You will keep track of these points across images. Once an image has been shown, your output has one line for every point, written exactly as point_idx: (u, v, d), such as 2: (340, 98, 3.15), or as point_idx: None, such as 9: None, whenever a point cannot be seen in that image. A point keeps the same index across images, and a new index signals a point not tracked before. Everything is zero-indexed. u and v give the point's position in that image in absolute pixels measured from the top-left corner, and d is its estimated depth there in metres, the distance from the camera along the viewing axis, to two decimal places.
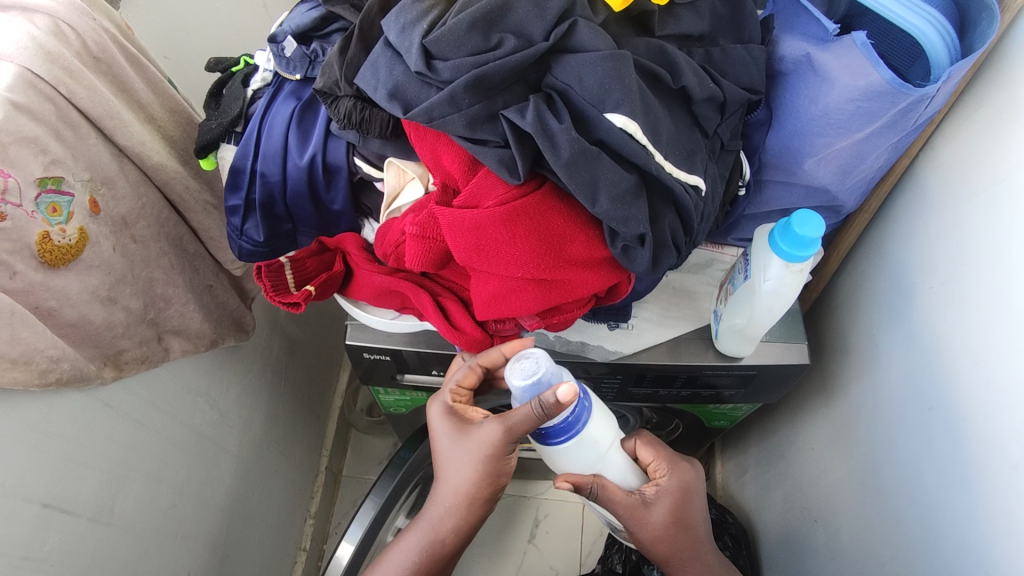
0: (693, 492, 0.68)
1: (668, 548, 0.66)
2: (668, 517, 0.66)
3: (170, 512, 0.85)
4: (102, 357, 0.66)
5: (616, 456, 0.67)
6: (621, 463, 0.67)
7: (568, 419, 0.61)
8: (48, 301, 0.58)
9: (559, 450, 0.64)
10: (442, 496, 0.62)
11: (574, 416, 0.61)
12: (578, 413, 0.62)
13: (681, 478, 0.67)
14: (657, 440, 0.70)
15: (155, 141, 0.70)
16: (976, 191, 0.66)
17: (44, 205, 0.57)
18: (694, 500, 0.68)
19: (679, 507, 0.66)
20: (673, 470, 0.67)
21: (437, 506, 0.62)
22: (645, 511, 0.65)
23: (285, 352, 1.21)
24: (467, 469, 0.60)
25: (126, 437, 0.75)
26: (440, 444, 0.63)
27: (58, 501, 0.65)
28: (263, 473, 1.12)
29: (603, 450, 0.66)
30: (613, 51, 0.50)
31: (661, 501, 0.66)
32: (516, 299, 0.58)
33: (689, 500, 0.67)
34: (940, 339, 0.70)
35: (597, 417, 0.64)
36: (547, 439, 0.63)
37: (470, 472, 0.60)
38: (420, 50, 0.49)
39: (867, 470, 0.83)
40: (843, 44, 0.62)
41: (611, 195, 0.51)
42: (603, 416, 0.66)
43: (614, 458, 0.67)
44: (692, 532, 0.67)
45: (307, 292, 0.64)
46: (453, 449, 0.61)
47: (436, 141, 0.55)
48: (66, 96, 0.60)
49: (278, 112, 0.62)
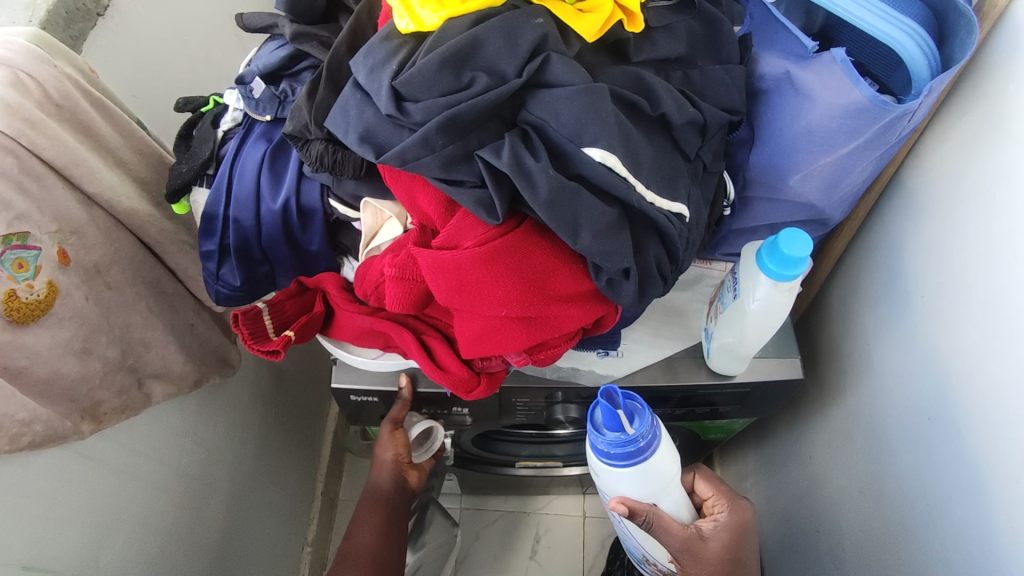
0: (748, 532, 0.72)
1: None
2: (725, 551, 0.70)
3: (159, 557, 0.83)
4: (79, 410, 0.64)
5: (673, 488, 0.70)
6: (678, 497, 0.71)
7: (639, 443, 0.64)
8: (18, 360, 0.56)
9: (624, 473, 0.66)
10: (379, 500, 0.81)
11: (646, 442, 0.64)
12: (649, 439, 0.64)
13: (745, 516, 0.73)
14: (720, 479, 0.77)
15: (126, 185, 0.68)
16: (963, 202, 0.65)
17: (9, 261, 0.55)
18: (747, 538, 0.72)
19: (737, 543, 0.71)
20: (735, 505, 0.73)
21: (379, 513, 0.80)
22: (706, 542, 0.69)
23: (273, 382, 1.19)
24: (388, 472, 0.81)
25: (110, 487, 0.73)
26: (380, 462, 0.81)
27: (39, 561, 0.63)
28: (256, 507, 1.10)
29: (666, 481, 0.68)
30: (589, 85, 0.49)
31: (719, 536, 0.70)
32: (501, 337, 0.56)
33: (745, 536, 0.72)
34: (933, 353, 0.69)
35: (665, 448, 0.67)
36: (612, 460, 0.65)
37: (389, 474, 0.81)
38: (390, 92, 0.48)
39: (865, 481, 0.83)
40: (822, 61, 0.61)
41: (593, 231, 0.50)
42: (673, 446, 0.69)
43: (672, 491, 0.70)
44: (744, 569, 0.70)
45: (287, 339, 0.61)
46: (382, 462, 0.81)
47: (411, 182, 0.53)
48: (28, 147, 0.58)
49: (249, 155, 0.61)
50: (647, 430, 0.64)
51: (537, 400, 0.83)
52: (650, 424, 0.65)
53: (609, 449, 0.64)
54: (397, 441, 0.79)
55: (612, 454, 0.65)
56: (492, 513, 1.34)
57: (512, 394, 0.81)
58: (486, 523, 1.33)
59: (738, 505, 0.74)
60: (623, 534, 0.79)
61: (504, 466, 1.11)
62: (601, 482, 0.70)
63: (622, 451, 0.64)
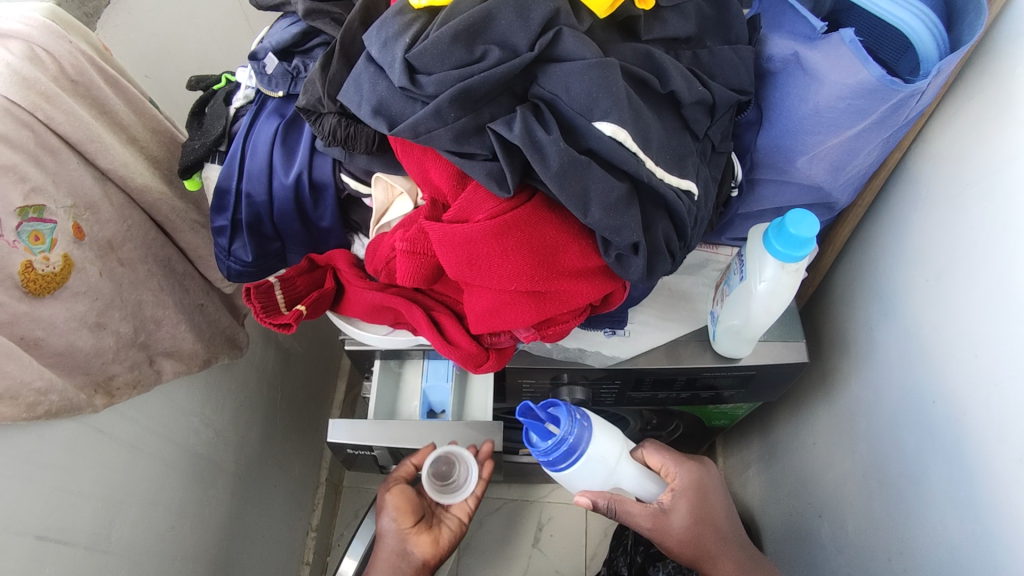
0: (707, 490, 0.72)
1: (695, 552, 0.68)
2: (688, 519, 0.69)
3: (169, 534, 0.84)
4: (92, 384, 0.65)
5: (627, 467, 0.73)
6: (634, 472, 0.73)
7: (570, 438, 0.67)
8: (34, 331, 0.57)
9: (573, 473, 0.70)
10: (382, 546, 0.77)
11: (575, 436, 0.68)
12: (579, 432, 0.68)
13: (695, 476, 0.72)
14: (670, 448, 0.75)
15: (139, 162, 0.69)
16: (970, 183, 0.65)
17: (26, 233, 0.56)
18: (715, 497, 0.72)
19: (709, 502, 0.71)
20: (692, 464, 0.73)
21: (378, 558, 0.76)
22: (669, 514, 0.69)
23: (280, 367, 1.20)
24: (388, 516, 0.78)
25: (121, 462, 0.74)
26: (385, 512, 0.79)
27: (52, 532, 0.64)
28: (262, 490, 1.11)
29: (614, 463, 0.71)
30: (600, 59, 0.49)
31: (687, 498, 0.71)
32: (509, 312, 0.57)
33: (712, 494, 0.72)
34: (938, 335, 0.70)
35: (602, 435, 0.70)
36: (557, 464, 0.69)
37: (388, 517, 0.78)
38: (403, 65, 0.48)
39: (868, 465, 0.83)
40: (831, 41, 0.61)
41: (602, 205, 0.50)
42: (610, 429, 0.71)
43: (627, 469, 0.73)
44: (716, 527, 0.70)
45: (298, 313, 0.63)
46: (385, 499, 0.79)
47: (423, 155, 0.54)
48: (44, 121, 0.59)
49: (262, 130, 0.61)
50: (572, 424, 0.68)
51: (543, 382, 0.85)
52: (574, 418, 0.68)
53: (548, 456, 0.69)
54: (397, 497, 0.79)
55: (554, 459, 0.69)
56: (496, 500, 1.35)
57: (520, 375, 0.82)
58: (490, 511, 1.34)
59: (683, 466, 0.72)
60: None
61: (508, 453, 1.10)
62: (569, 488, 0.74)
63: (561, 450, 0.68)
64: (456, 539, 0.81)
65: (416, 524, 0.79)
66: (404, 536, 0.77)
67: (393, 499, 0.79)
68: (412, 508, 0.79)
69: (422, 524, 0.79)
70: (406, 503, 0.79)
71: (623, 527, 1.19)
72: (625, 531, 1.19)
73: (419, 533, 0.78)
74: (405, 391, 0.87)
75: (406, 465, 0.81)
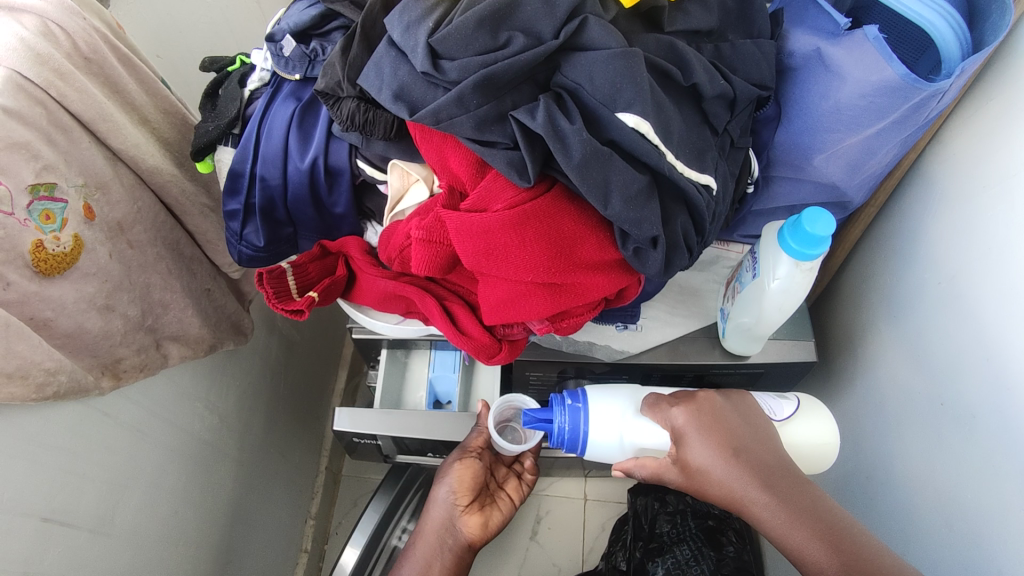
0: (714, 418, 0.56)
1: (722, 496, 0.52)
2: (695, 458, 0.54)
3: (171, 520, 0.83)
4: (99, 366, 0.65)
5: (640, 424, 0.64)
6: (644, 425, 0.64)
7: (565, 426, 0.67)
8: (44, 311, 0.57)
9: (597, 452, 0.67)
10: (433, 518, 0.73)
11: (563, 415, 0.68)
12: (573, 415, 0.67)
13: (689, 407, 0.57)
14: (663, 400, 0.62)
15: (150, 143, 0.68)
16: (987, 185, 0.63)
17: (37, 212, 0.56)
18: (726, 422, 0.55)
19: (714, 432, 0.54)
20: (684, 401, 0.59)
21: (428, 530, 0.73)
22: (685, 466, 0.55)
23: (283, 354, 1.20)
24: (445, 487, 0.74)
25: (125, 445, 0.74)
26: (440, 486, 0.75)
27: (58, 514, 0.64)
28: (263, 477, 1.10)
29: (622, 424, 0.65)
30: (625, 49, 0.49)
31: (692, 436, 0.55)
32: (525, 303, 0.57)
33: (720, 422, 0.55)
34: (948, 338, 0.67)
35: (597, 406, 0.67)
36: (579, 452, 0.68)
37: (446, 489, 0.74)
38: (426, 49, 0.48)
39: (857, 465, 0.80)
40: (854, 37, 0.60)
41: (623, 197, 0.50)
42: (609, 394, 0.68)
43: (643, 425, 0.64)
44: (732, 456, 0.52)
45: (310, 299, 0.63)
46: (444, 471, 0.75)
47: (442, 142, 0.53)
48: (57, 98, 0.58)
49: (278, 113, 0.61)
50: (563, 412, 0.68)
51: (549, 375, 0.85)
52: (568, 403, 0.68)
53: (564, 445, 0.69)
54: (464, 470, 0.74)
55: (572, 450, 0.68)
56: None
57: (526, 366, 0.82)
58: None
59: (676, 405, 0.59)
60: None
61: None
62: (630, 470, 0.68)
63: (568, 440, 0.68)
64: (505, 521, 0.76)
65: (471, 501, 0.74)
66: (455, 510, 0.73)
67: (460, 471, 0.74)
68: (473, 485, 0.74)
69: (477, 501, 0.75)
70: (470, 478, 0.74)
71: (623, 520, 1.17)
72: (625, 526, 1.16)
73: (471, 512, 0.73)
74: (411, 380, 0.86)
75: (480, 436, 0.77)
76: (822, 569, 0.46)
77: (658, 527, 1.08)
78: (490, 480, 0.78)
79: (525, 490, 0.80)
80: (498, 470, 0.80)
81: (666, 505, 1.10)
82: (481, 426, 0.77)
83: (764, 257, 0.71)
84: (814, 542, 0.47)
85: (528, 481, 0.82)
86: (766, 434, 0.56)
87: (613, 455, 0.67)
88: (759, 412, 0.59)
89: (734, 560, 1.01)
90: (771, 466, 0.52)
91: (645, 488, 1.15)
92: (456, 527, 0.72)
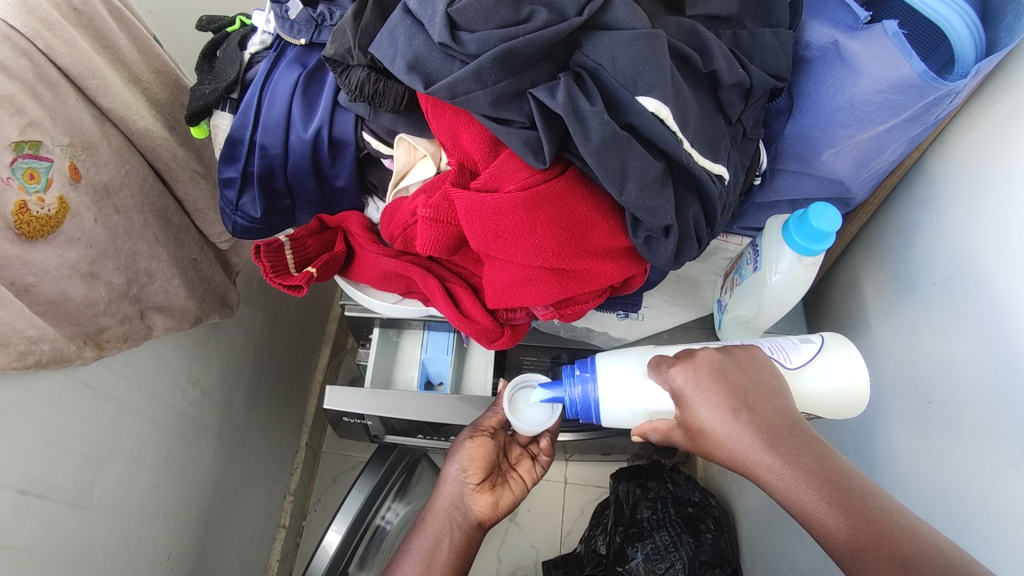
0: (719, 377, 0.54)
1: (730, 457, 0.51)
2: (700, 418, 0.53)
3: (151, 493, 0.81)
4: (81, 335, 0.62)
5: (651, 390, 0.63)
6: (654, 391, 0.63)
7: (576, 396, 0.66)
8: (25, 277, 0.54)
9: (612, 421, 0.66)
10: (443, 496, 0.71)
11: (575, 389, 0.66)
12: (583, 385, 0.65)
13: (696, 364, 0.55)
14: (668, 358, 0.60)
15: (141, 104, 0.65)
16: (989, 188, 0.62)
17: (20, 170, 0.53)
18: (733, 381, 0.53)
19: (715, 389, 0.53)
20: (683, 360, 0.57)
21: (439, 509, 0.69)
22: (690, 428, 0.54)
23: (267, 327, 1.17)
24: (456, 465, 0.71)
25: (104, 416, 0.71)
26: (451, 464, 0.72)
27: (36, 487, 0.61)
28: (244, 451, 1.08)
29: (635, 391, 0.63)
30: (650, 30, 0.47)
31: (694, 395, 0.54)
32: (530, 288, 0.56)
33: (724, 381, 0.53)
34: (937, 338, 0.67)
35: (610, 376, 0.64)
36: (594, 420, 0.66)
37: (457, 467, 0.71)
38: (444, 19, 0.45)
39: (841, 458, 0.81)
40: (873, 32, 0.59)
41: (639, 183, 0.49)
42: (618, 357, 0.65)
43: (654, 392, 0.63)
44: (738, 416, 0.51)
45: (309, 275, 0.61)
46: (456, 448, 0.72)
47: (455, 118, 0.52)
48: (43, 51, 0.55)
49: (281, 79, 0.58)
50: (572, 382, 0.66)
51: (541, 359, 0.85)
52: (580, 369, 0.66)
53: (577, 415, 0.67)
54: (475, 448, 0.71)
55: (586, 417, 0.67)
56: None
57: (520, 351, 0.83)
58: None
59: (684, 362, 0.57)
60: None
61: None
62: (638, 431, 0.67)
63: (581, 410, 0.66)
64: (517, 502, 0.74)
65: (482, 480, 0.71)
66: (465, 488, 0.70)
67: (471, 449, 0.71)
68: (486, 464, 0.71)
69: (488, 480, 0.72)
70: (482, 457, 0.71)
71: (604, 505, 1.18)
72: (606, 511, 1.18)
73: (481, 491, 0.71)
74: (403, 360, 0.84)
75: (494, 415, 0.74)
76: (830, 533, 0.45)
77: (638, 514, 1.09)
78: (502, 460, 0.75)
79: (539, 470, 0.77)
80: (512, 449, 0.77)
81: (647, 491, 1.12)
82: (497, 407, 0.75)
83: (768, 240, 0.71)
84: (823, 507, 0.45)
85: (544, 463, 0.78)
86: (774, 391, 0.54)
87: (627, 421, 0.65)
88: (770, 367, 0.56)
89: (713, 548, 1.01)
90: (777, 424, 0.50)
91: (628, 474, 1.17)
92: (468, 506, 0.70)
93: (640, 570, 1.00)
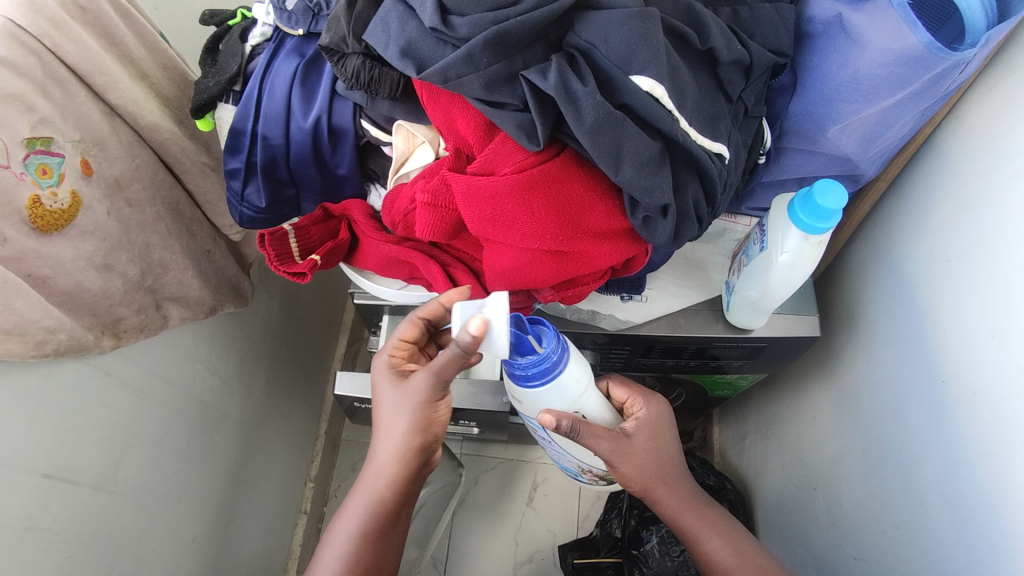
0: (664, 422, 0.68)
1: (649, 479, 0.65)
2: (647, 447, 0.65)
3: (174, 479, 0.84)
4: (100, 325, 0.64)
5: (596, 395, 0.67)
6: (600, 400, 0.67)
7: (553, 361, 0.61)
8: (42, 269, 0.56)
9: (543, 389, 0.63)
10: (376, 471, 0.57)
11: (557, 359, 0.62)
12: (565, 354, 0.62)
13: (654, 407, 0.68)
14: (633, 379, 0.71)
15: (149, 99, 0.67)
16: (1003, 161, 0.61)
17: (33, 166, 0.55)
18: (666, 426, 0.68)
19: (655, 430, 0.67)
20: (643, 396, 0.69)
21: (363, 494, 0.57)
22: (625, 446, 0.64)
23: (283, 317, 1.19)
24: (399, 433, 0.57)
25: (124, 403, 0.73)
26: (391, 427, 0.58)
27: (60, 471, 0.64)
28: (263, 437, 1.10)
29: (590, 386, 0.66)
30: (642, 9, 0.47)
31: (640, 432, 0.66)
32: (531, 271, 0.57)
33: (665, 427, 0.67)
34: (952, 316, 0.66)
35: (579, 362, 0.65)
36: (528, 381, 0.63)
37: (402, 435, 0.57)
38: (435, 4, 0.46)
39: (859, 438, 0.80)
40: (878, 4, 0.58)
41: (635, 163, 0.49)
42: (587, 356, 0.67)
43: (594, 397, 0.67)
44: (670, 456, 0.66)
45: (312, 262, 0.63)
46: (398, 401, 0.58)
47: (450, 103, 0.52)
48: (51, 49, 0.57)
49: (280, 69, 0.60)
50: (560, 347, 0.62)
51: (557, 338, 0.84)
52: (560, 340, 0.62)
53: (517, 369, 0.62)
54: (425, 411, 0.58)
55: (528, 375, 0.62)
56: (491, 459, 1.34)
57: None
58: (486, 469, 1.33)
59: (645, 399, 0.69)
60: (557, 454, 0.77)
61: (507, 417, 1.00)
62: (527, 398, 0.65)
63: (539, 368, 0.61)
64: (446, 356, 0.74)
65: None
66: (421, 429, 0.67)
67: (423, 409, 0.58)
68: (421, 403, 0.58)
69: None
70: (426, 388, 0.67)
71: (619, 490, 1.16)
72: (620, 494, 1.16)
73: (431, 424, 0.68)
74: None
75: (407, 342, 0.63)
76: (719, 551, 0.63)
77: None
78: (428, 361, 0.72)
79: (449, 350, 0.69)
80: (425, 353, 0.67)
81: None
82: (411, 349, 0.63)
83: (773, 220, 0.70)
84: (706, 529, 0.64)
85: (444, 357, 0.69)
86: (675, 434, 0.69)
87: (549, 399, 0.65)
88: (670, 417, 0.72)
89: None
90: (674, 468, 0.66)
91: None
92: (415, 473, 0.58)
93: (655, 552, 1.01)
